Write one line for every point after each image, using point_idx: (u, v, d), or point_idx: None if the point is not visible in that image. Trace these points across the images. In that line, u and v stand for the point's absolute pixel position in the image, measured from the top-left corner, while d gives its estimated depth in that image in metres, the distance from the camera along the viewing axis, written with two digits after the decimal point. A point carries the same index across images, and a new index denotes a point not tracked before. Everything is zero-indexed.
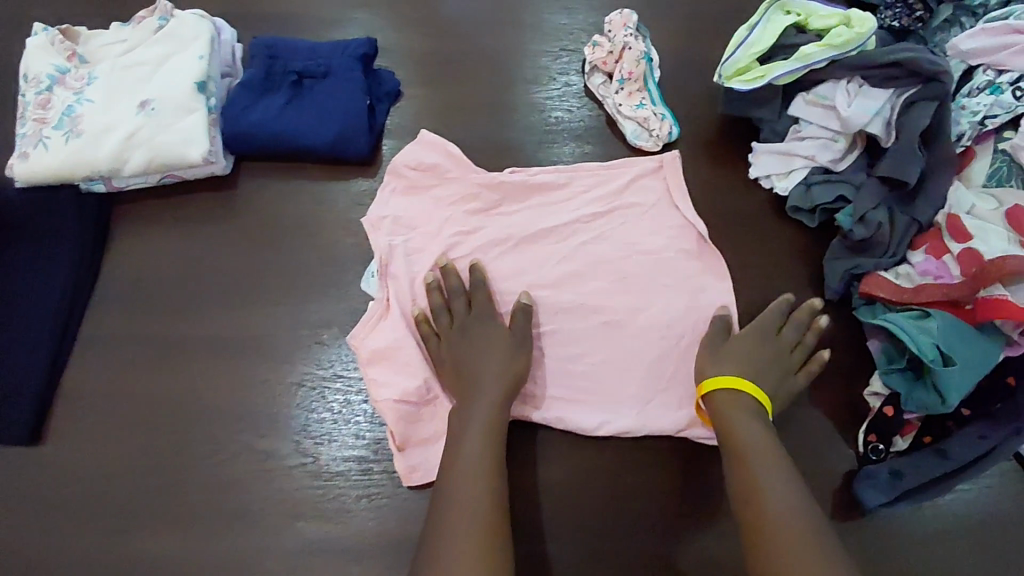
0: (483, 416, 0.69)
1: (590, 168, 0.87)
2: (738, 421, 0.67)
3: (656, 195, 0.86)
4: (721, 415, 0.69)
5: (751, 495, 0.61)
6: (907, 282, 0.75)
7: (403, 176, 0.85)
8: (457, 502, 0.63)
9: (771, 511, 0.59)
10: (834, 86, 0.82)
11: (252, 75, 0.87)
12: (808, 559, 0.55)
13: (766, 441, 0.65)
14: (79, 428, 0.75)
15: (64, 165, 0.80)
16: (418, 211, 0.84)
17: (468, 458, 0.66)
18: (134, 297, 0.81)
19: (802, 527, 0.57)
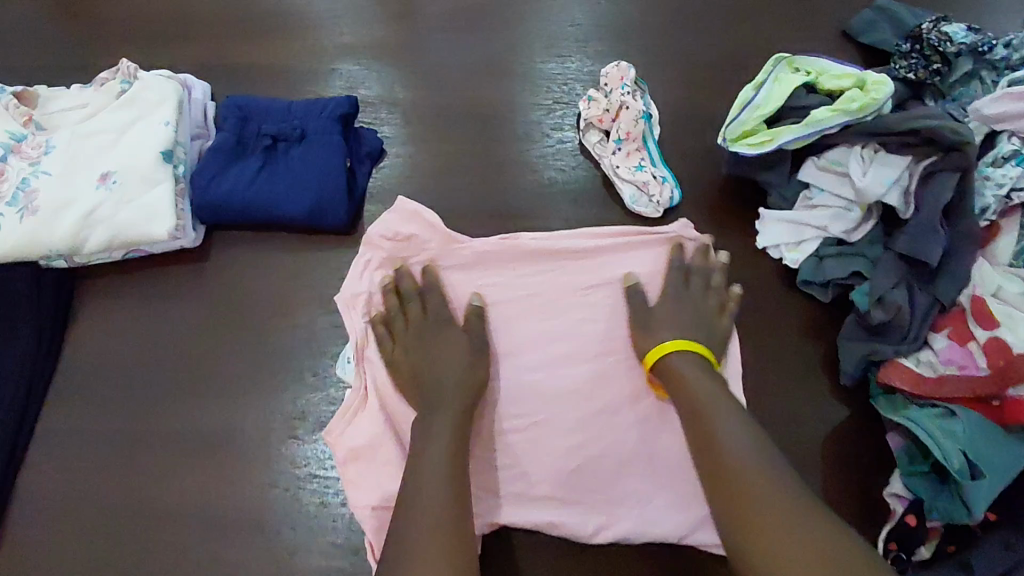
0: (446, 428, 0.64)
1: (588, 232, 0.78)
2: (692, 382, 0.66)
3: (658, 264, 0.78)
4: (675, 379, 0.68)
5: (718, 458, 0.59)
6: (929, 371, 0.69)
7: (379, 247, 0.78)
8: (419, 495, 0.59)
9: (743, 474, 0.57)
10: (848, 151, 0.76)
11: (224, 139, 0.82)
12: (772, 507, 0.53)
13: (720, 400, 0.64)
14: (40, 530, 0.71)
15: (18, 244, 0.74)
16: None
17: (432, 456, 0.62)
18: (99, 386, 0.76)
19: (778, 486, 0.55)
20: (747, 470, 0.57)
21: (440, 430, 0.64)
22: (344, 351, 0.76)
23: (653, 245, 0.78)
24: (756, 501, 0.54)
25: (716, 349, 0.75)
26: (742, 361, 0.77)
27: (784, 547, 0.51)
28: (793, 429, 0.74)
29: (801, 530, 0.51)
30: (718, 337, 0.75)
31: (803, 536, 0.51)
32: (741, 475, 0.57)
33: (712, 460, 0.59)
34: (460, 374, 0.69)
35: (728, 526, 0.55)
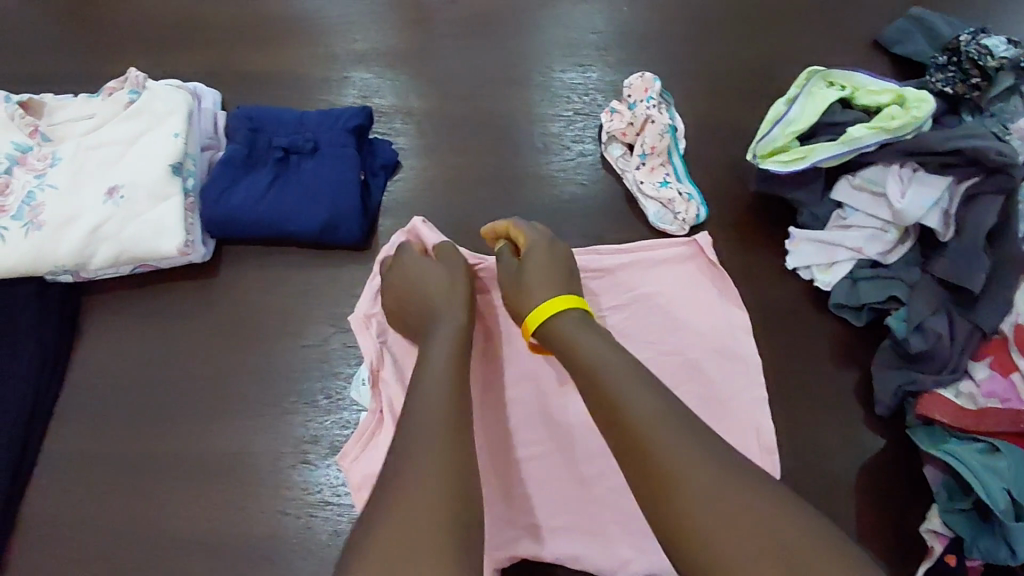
0: (446, 344, 0.63)
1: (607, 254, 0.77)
2: (576, 339, 0.61)
3: (685, 283, 0.77)
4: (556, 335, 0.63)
5: (613, 410, 0.54)
6: (969, 403, 0.66)
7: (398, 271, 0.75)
8: (416, 433, 0.52)
9: (643, 429, 0.52)
10: (884, 169, 0.72)
11: (234, 151, 0.79)
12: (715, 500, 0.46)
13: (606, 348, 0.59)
14: (44, 556, 0.69)
15: (22, 260, 0.72)
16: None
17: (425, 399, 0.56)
18: (105, 406, 0.74)
19: (681, 439, 0.50)
20: (652, 421, 0.52)
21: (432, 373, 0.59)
22: (359, 373, 0.73)
23: (677, 263, 0.77)
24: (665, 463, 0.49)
25: (742, 371, 0.73)
26: (771, 387, 0.74)
27: (704, 519, 0.46)
28: (825, 460, 0.71)
29: (714, 493, 0.47)
30: (743, 359, 0.74)
31: (717, 502, 0.46)
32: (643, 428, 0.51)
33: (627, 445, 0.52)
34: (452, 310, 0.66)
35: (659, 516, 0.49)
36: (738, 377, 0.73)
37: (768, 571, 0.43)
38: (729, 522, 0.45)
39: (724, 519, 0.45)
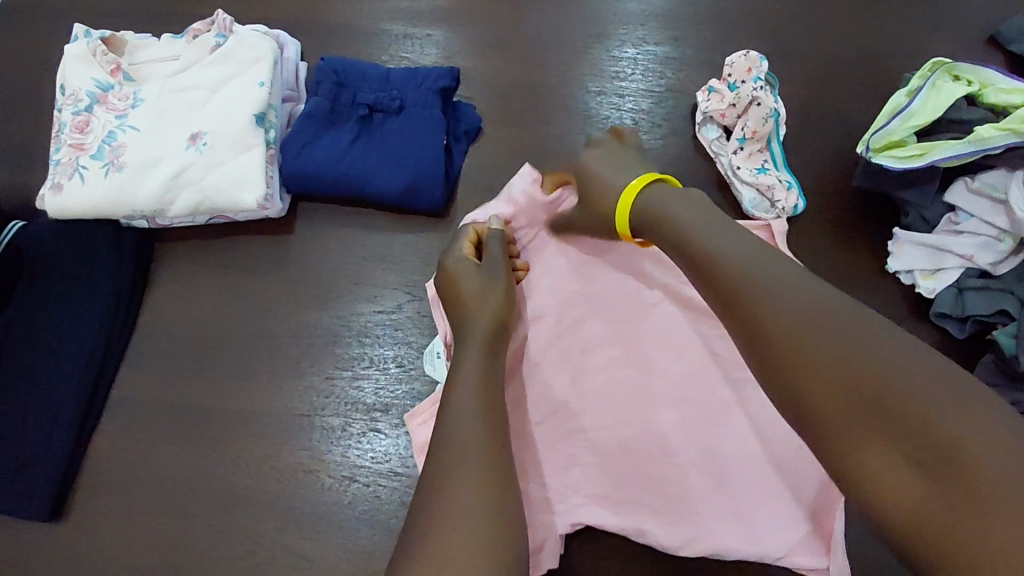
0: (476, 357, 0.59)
1: None
2: (665, 204, 0.58)
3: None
4: (656, 214, 0.59)
5: (710, 270, 0.50)
6: None
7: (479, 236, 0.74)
8: (452, 453, 0.50)
9: (751, 277, 0.46)
10: (1007, 174, 0.68)
11: (318, 105, 0.76)
12: (774, 282, 0.45)
13: (710, 222, 0.53)
14: (105, 503, 0.67)
15: (102, 202, 0.70)
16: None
17: (459, 401, 0.54)
18: (173, 355, 0.72)
19: (800, 287, 0.44)
20: (847, 357, 0.40)
21: (468, 369, 0.58)
22: (433, 346, 0.70)
23: None
24: (776, 327, 0.43)
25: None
26: None
27: (815, 361, 0.41)
28: None
29: (834, 360, 0.40)
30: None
31: (825, 333, 0.41)
32: (815, 355, 0.41)
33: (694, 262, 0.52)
34: (495, 295, 0.65)
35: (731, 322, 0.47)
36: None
37: (827, 345, 0.41)
38: (836, 351, 0.40)
39: (843, 356, 0.40)
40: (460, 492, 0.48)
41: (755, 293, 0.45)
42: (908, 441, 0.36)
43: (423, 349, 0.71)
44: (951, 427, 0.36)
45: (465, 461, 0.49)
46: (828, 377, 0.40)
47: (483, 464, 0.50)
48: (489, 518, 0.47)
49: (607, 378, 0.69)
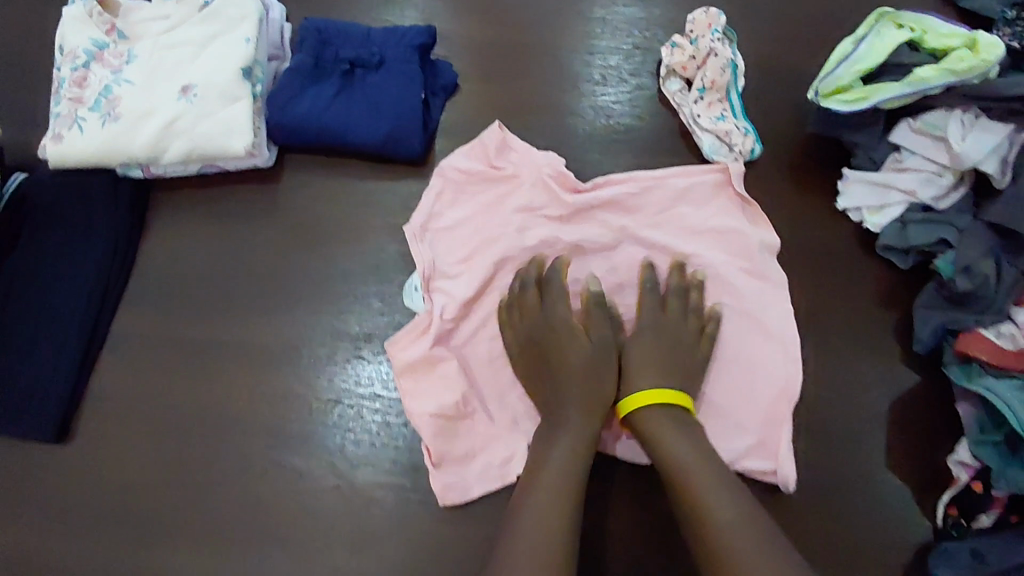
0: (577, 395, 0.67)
1: (643, 178, 0.78)
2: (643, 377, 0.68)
3: (717, 208, 0.78)
4: (660, 445, 0.63)
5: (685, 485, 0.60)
6: (1010, 344, 0.67)
7: (452, 180, 0.79)
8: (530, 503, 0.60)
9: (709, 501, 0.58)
10: (947, 114, 0.72)
11: (302, 61, 0.81)
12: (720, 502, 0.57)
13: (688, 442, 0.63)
14: (107, 428, 0.72)
15: (100, 150, 0.75)
16: (466, 216, 0.77)
17: (537, 488, 0.62)
18: (168, 293, 0.77)
19: (700, 457, 0.62)
20: (705, 484, 0.59)
21: (574, 411, 0.66)
22: (410, 281, 0.76)
23: (707, 190, 0.78)
24: (718, 520, 0.56)
25: (770, 292, 0.75)
26: (813, 321, 0.76)
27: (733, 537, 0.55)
28: (859, 392, 0.73)
29: (743, 537, 0.54)
30: (767, 278, 0.75)
31: (734, 503, 0.57)
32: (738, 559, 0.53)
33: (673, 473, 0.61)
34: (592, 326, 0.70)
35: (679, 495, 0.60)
36: (766, 297, 0.75)
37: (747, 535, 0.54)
38: (743, 520, 0.56)
39: (754, 531, 0.55)
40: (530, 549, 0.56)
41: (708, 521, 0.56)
42: (718, 528, 0.55)
43: (401, 285, 0.77)
44: (753, 529, 0.55)
45: (533, 513, 0.59)
46: (745, 542, 0.54)
47: (553, 518, 0.58)
48: (550, 569, 0.54)
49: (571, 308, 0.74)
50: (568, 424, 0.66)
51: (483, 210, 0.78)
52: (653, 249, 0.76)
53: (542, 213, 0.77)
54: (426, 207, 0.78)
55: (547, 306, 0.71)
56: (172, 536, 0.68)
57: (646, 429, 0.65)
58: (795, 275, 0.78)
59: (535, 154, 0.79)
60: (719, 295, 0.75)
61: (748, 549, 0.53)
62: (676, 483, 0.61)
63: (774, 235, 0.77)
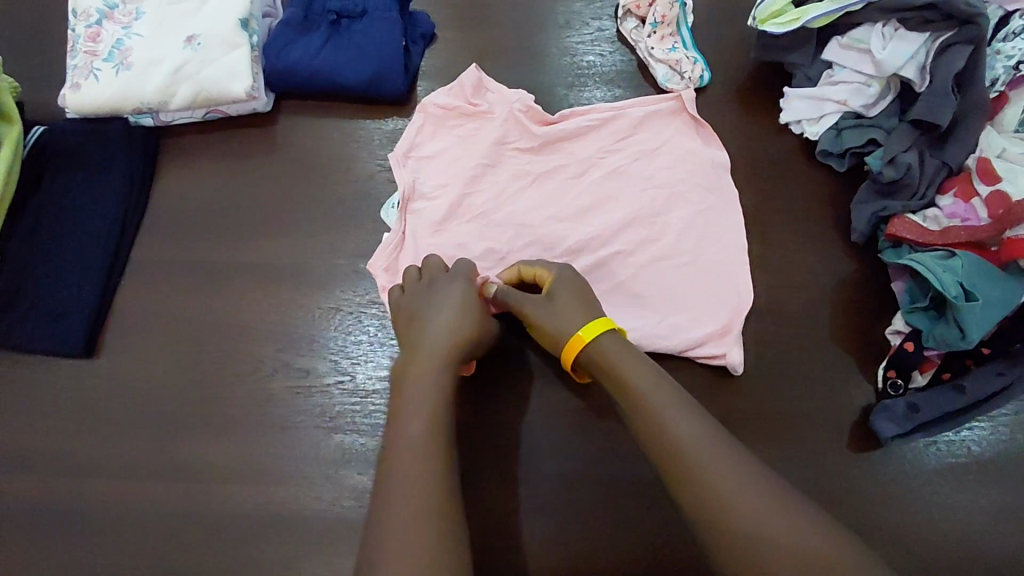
0: (431, 383, 0.63)
1: (603, 109, 0.86)
2: (620, 358, 0.64)
3: (674, 132, 0.85)
4: (616, 372, 0.63)
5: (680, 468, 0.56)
6: (934, 225, 0.76)
7: (433, 115, 0.86)
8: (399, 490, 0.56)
9: (709, 476, 0.54)
10: (870, 29, 0.81)
11: (292, 14, 0.90)
12: (728, 479, 0.54)
13: (678, 405, 0.60)
14: (130, 342, 0.80)
15: (114, 97, 0.84)
16: (444, 147, 0.84)
17: (406, 453, 0.58)
18: (180, 224, 0.85)
19: (717, 436, 0.57)
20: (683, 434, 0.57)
21: (415, 394, 0.62)
22: (392, 200, 0.84)
23: (664, 115, 0.86)
24: (727, 505, 0.53)
25: (722, 200, 0.82)
26: (764, 222, 0.84)
27: (749, 516, 0.52)
28: (807, 281, 0.81)
29: (763, 520, 0.51)
30: (720, 191, 0.82)
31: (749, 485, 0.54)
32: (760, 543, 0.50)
33: (667, 454, 0.57)
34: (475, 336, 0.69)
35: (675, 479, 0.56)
36: (718, 207, 0.82)
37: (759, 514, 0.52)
38: (759, 496, 0.53)
39: (773, 514, 0.52)
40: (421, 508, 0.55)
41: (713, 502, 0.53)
42: (697, 464, 0.55)
43: (383, 203, 0.85)
44: (761, 512, 0.52)
45: (413, 446, 0.58)
46: (754, 513, 0.52)
47: (420, 481, 0.56)
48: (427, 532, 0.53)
49: (545, 219, 0.81)
50: (409, 416, 0.61)
51: (460, 142, 0.85)
52: (613, 170, 0.84)
53: (515, 142, 0.84)
54: (408, 138, 0.84)
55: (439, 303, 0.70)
56: (192, 432, 0.76)
57: (598, 363, 0.65)
58: (746, 183, 0.86)
59: (505, 92, 0.86)
60: (678, 206, 0.82)
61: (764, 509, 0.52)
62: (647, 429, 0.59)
63: (726, 153, 0.85)
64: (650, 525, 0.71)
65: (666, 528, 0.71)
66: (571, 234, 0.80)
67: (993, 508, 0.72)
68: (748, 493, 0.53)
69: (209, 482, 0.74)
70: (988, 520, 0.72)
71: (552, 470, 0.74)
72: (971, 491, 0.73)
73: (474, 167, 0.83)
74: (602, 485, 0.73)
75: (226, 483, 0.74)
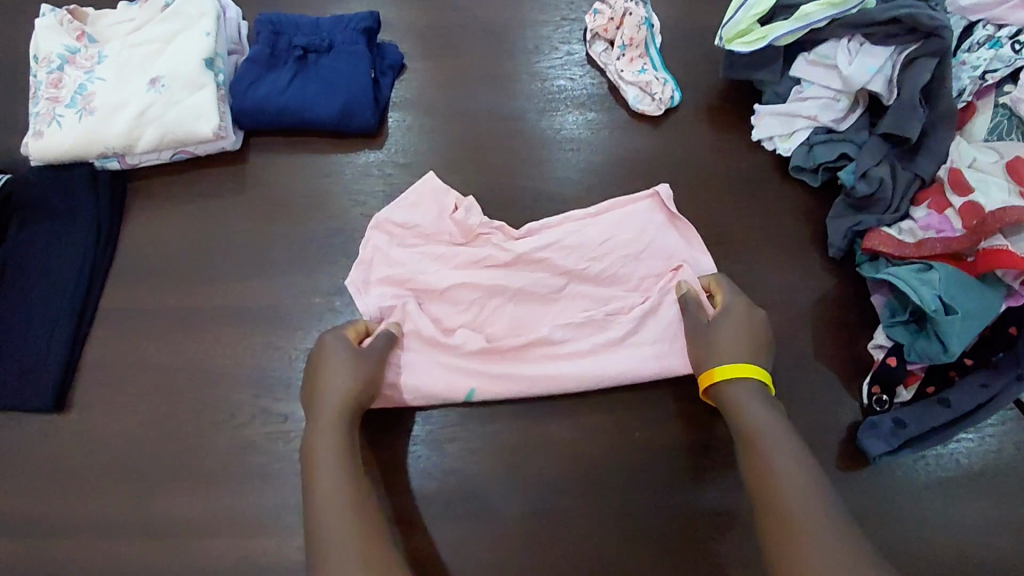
0: (334, 442, 0.66)
1: (575, 217, 0.83)
2: (750, 411, 0.67)
3: (654, 229, 0.82)
4: (755, 442, 0.64)
5: (763, 483, 0.62)
6: (909, 237, 0.76)
7: (388, 230, 0.82)
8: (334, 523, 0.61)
9: (791, 521, 0.57)
10: (835, 44, 0.82)
11: (258, 51, 0.88)
12: (808, 512, 0.58)
13: (786, 444, 0.63)
14: (100, 395, 0.78)
15: (77, 143, 0.82)
16: (410, 266, 0.80)
17: (343, 506, 0.62)
18: (150, 269, 0.83)
19: (794, 463, 0.62)
20: (770, 454, 0.63)
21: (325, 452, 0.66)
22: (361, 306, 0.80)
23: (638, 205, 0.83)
24: (799, 552, 0.55)
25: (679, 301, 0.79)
26: (741, 240, 0.84)
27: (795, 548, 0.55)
28: (788, 297, 0.81)
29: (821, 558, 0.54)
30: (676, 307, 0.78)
31: (815, 531, 0.56)
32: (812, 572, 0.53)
33: (761, 489, 0.61)
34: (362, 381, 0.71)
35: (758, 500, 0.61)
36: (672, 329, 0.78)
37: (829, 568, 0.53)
38: (822, 548, 0.55)
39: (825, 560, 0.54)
40: (335, 532, 0.60)
41: (785, 516, 0.58)
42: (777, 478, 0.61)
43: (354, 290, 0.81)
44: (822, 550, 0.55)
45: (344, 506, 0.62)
46: (804, 552, 0.55)
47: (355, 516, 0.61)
48: None
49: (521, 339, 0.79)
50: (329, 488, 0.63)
51: (436, 212, 0.82)
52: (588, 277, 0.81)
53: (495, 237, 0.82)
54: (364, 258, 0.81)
55: (327, 357, 0.72)
56: (169, 483, 0.74)
57: (731, 403, 0.69)
58: (722, 202, 0.86)
59: (476, 212, 0.82)
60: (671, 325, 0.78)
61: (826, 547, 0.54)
62: (748, 456, 0.64)
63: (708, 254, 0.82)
64: (640, 556, 0.71)
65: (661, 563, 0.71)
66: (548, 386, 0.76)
67: (985, 521, 0.72)
68: (821, 540, 0.55)
69: (187, 537, 0.72)
70: (981, 534, 0.71)
71: (539, 507, 0.73)
72: (963, 506, 0.72)
73: (432, 288, 0.79)
74: (591, 515, 0.73)
75: (203, 536, 0.72)
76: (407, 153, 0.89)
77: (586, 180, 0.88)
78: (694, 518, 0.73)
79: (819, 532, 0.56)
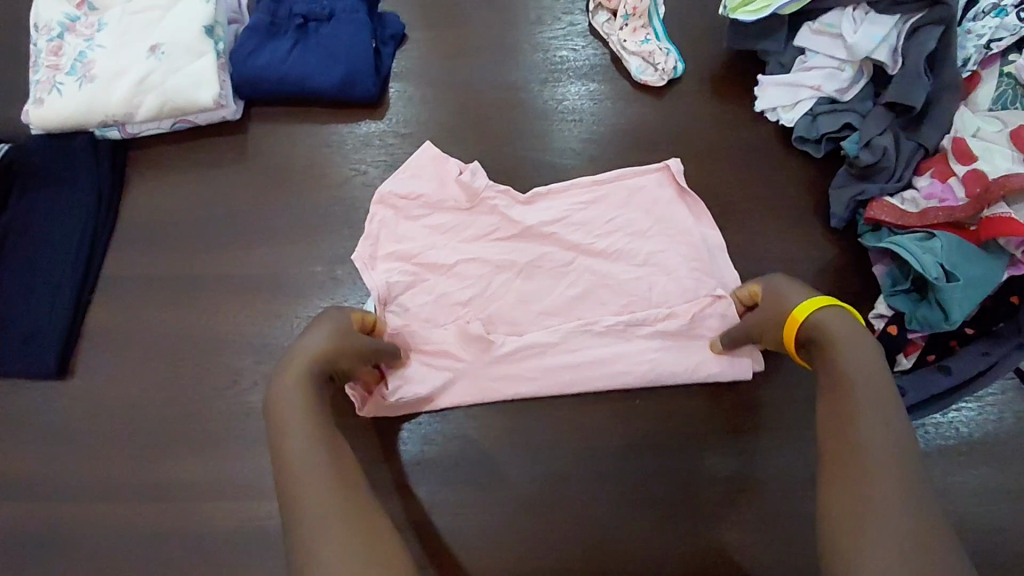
0: (302, 399, 0.59)
1: (584, 182, 0.83)
2: (846, 345, 0.58)
3: (662, 204, 0.82)
4: (845, 390, 0.57)
5: (845, 449, 0.54)
6: (912, 207, 0.76)
7: (394, 205, 0.81)
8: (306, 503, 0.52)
9: (867, 499, 0.50)
10: (840, 13, 0.81)
11: (258, 20, 0.88)
12: (888, 488, 0.50)
13: (882, 395, 0.55)
14: (102, 362, 0.78)
15: (78, 111, 0.82)
16: (419, 241, 0.80)
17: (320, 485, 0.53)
18: (151, 238, 0.83)
19: (883, 428, 0.54)
20: (861, 404, 0.55)
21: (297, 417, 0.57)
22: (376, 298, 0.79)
23: (650, 183, 0.83)
24: (865, 530, 0.49)
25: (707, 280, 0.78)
26: (744, 212, 0.84)
27: (865, 524, 0.49)
28: (789, 268, 0.81)
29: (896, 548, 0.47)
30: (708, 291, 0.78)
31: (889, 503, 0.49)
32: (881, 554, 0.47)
33: (836, 446, 0.55)
34: (347, 349, 0.65)
35: (832, 460, 0.55)
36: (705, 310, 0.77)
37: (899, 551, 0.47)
38: (895, 527, 0.48)
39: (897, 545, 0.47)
40: (318, 508, 0.51)
41: (861, 489, 0.51)
42: (859, 441, 0.53)
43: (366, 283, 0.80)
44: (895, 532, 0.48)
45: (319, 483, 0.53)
46: (874, 527, 0.49)
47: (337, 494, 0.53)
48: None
49: (536, 314, 0.79)
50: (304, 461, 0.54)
51: (443, 191, 0.82)
52: (598, 254, 0.81)
53: (496, 199, 0.82)
54: (371, 234, 0.80)
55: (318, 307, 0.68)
56: (171, 449, 0.74)
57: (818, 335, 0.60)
58: (726, 173, 0.86)
59: (482, 175, 0.82)
60: (679, 299, 0.78)
61: (893, 525, 0.48)
62: (833, 404, 0.57)
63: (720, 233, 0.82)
64: (640, 521, 0.72)
65: (661, 527, 0.72)
66: (582, 372, 0.76)
67: (983, 488, 0.72)
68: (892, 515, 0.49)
69: (190, 501, 0.73)
70: (978, 501, 0.72)
71: (541, 472, 0.74)
72: (961, 473, 0.73)
73: (440, 263, 0.80)
74: (591, 481, 0.73)
75: (206, 500, 0.72)
76: (409, 124, 0.88)
77: (589, 151, 0.88)
78: (694, 485, 0.73)
79: (888, 506, 0.49)
